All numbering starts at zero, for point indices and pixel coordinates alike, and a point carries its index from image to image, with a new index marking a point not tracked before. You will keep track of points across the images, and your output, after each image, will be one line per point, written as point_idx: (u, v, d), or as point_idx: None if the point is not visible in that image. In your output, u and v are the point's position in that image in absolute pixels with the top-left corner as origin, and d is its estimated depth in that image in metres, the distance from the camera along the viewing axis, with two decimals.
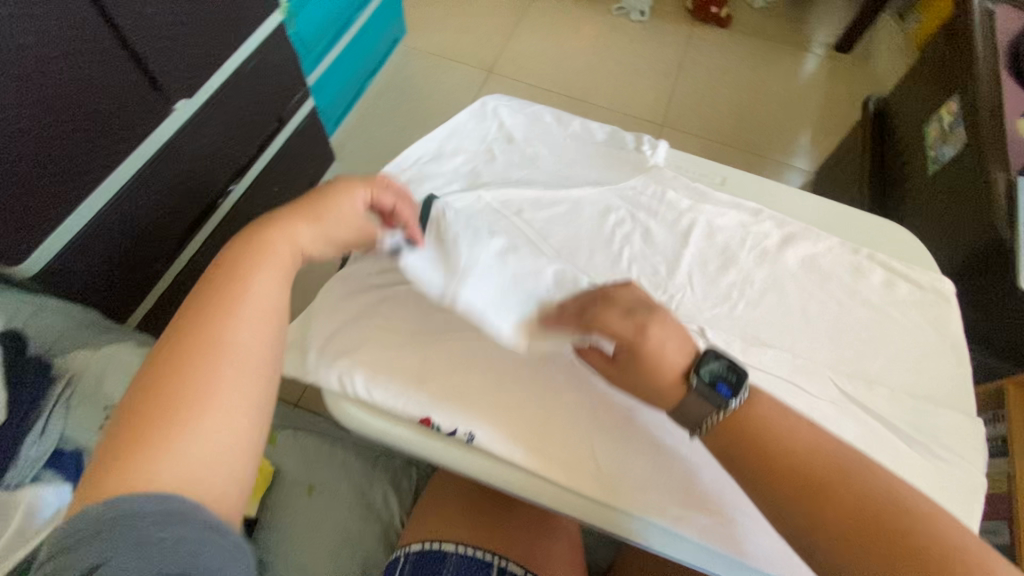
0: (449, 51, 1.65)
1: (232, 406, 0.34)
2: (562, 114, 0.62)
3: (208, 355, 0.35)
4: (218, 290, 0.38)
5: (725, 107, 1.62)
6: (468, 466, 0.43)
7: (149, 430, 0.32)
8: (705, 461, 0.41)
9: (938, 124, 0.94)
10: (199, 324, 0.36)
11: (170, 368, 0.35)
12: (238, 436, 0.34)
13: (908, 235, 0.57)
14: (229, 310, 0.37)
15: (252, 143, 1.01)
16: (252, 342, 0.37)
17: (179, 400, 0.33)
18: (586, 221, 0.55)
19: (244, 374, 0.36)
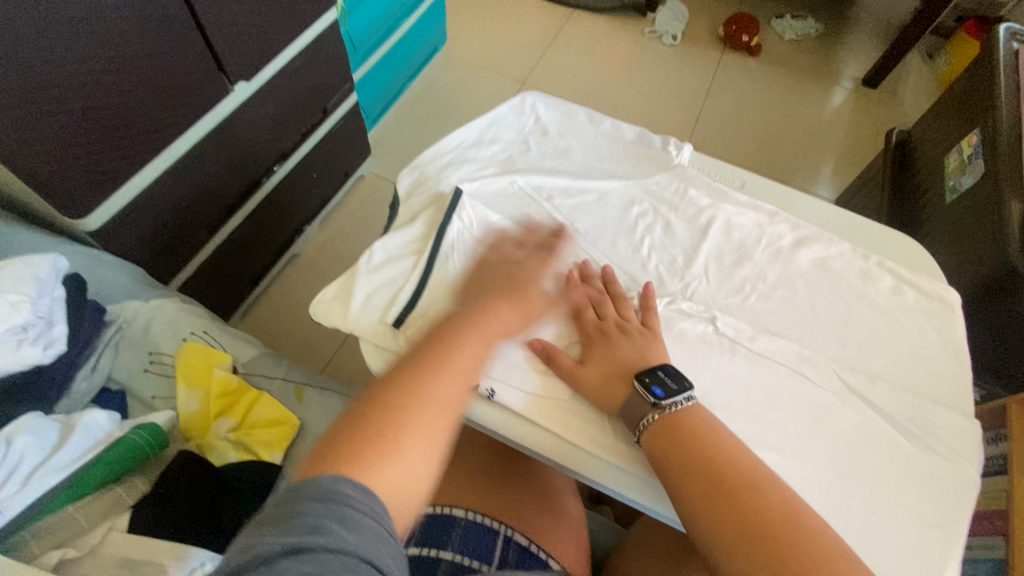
0: (487, 60, 1.73)
1: (425, 446, 0.37)
2: (595, 113, 0.67)
3: (419, 397, 0.38)
4: (434, 347, 0.42)
5: (750, 132, 1.66)
6: (486, 418, 0.48)
7: (366, 445, 0.35)
8: (656, 428, 0.44)
9: (958, 155, 0.97)
10: (418, 367, 0.40)
11: (393, 400, 0.38)
12: (421, 475, 0.36)
13: (918, 248, 0.60)
14: (443, 363, 0.41)
15: (298, 129, 1.08)
16: (452, 394, 0.40)
17: (394, 429, 0.36)
18: (610, 211, 0.59)
19: (442, 423, 0.38)
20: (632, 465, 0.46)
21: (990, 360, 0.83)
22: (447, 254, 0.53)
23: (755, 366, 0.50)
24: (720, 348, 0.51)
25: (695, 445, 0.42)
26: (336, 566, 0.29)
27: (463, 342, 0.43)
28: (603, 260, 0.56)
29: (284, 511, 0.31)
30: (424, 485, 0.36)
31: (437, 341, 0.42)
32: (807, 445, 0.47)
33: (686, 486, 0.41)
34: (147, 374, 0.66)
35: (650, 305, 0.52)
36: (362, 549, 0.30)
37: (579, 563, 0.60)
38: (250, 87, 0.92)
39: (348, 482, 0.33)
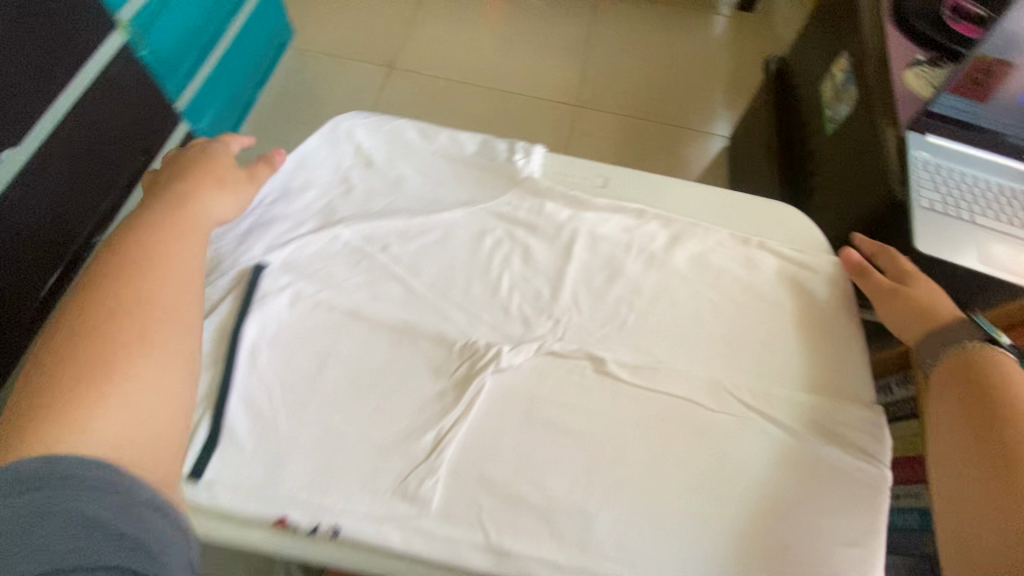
0: (345, 48, 1.55)
1: (160, 366, 0.34)
2: (427, 126, 0.56)
3: (114, 331, 0.34)
4: (116, 288, 0.36)
5: (637, 79, 1.59)
6: (337, 558, 0.38)
7: (77, 382, 0.31)
8: (973, 353, 0.43)
9: (832, 82, 0.94)
10: (123, 282, 0.36)
11: (98, 328, 0.33)
12: (165, 400, 0.34)
13: (798, 217, 0.55)
14: (147, 302, 0.36)
15: (118, 182, 0.90)
16: (172, 321, 0.36)
17: (98, 359, 0.32)
18: (459, 248, 0.50)
19: (168, 355, 0.35)
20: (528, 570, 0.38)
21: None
22: (254, 355, 0.43)
23: (643, 404, 0.44)
24: (602, 392, 0.44)
25: (971, 383, 0.42)
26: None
27: (158, 267, 0.38)
28: (455, 313, 0.46)
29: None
30: (176, 397, 0.34)
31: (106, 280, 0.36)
32: (713, 485, 0.42)
33: (966, 394, 0.41)
34: None
35: (515, 362, 0.44)
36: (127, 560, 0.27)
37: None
38: (40, 134, 0.76)
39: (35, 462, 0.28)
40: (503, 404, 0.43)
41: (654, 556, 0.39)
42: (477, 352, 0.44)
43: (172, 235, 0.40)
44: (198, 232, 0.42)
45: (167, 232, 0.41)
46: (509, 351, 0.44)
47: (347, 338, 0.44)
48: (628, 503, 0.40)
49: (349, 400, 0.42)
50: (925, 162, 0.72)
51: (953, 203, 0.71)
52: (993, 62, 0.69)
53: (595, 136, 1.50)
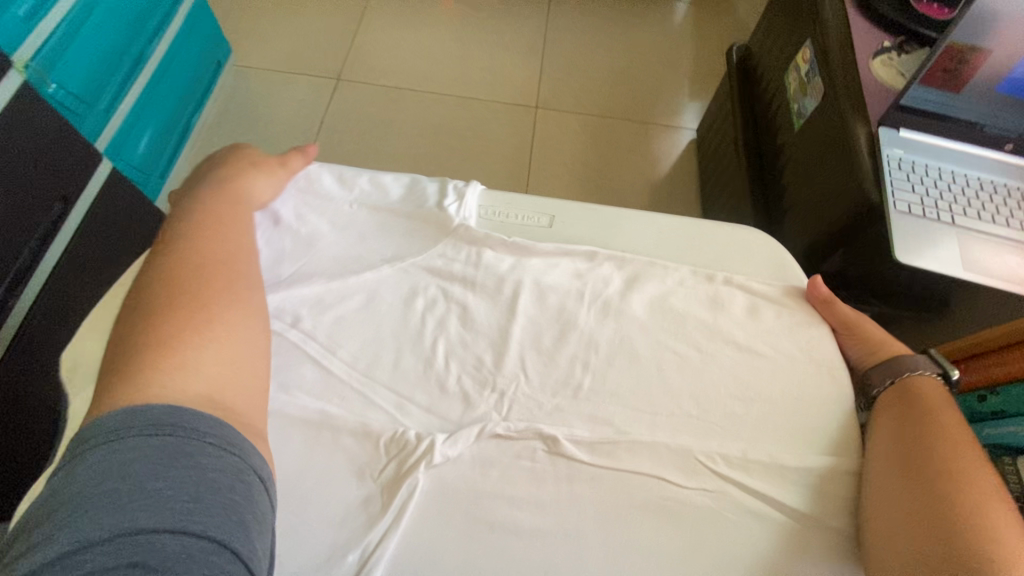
0: (288, 62, 1.46)
1: (241, 327, 0.36)
2: (345, 170, 0.49)
3: (201, 295, 0.36)
4: (190, 252, 0.37)
5: (598, 74, 1.53)
6: None
7: (173, 330, 0.33)
8: (918, 377, 0.41)
9: (796, 73, 0.89)
10: (200, 249, 0.38)
11: (187, 287, 0.35)
12: (247, 353, 0.36)
13: (767, 243, 0.49)
14: (226, 275, 0.38)
15: (30, 237, 0.74)
16: (233, 300, 0.37)
17: (191, 308, 0.35)
18: (383, 315, 0.43)
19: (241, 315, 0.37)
20: None
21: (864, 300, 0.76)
22: None
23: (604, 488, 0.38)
24: (556, 478, 0.38)
25: (906, 394, 0.40)
26: (181, 546, 0.26)
27: (235, 229, 0.41)
28: (382, 396, 0.40)
29: (109, 447, 0.27)
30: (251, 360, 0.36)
31: (195, 235, 0.39)
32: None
33: (902, 405, 0.40)
34: None
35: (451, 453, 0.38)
36: (218, 528, 0.27)
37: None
38: None
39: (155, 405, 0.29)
40: (439, 505, 0.37)
41: None
42: (406, 444, 0.38)
43: (227, 209, 0.41)
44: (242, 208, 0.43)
45: (225, 201, 0.42)
46: (444, 442, 0.38)
47: None
48: None
49: None
50: (899, 160, 0.68)
51: (930, 203, 0.66)
52: (966, 50, 0.62)
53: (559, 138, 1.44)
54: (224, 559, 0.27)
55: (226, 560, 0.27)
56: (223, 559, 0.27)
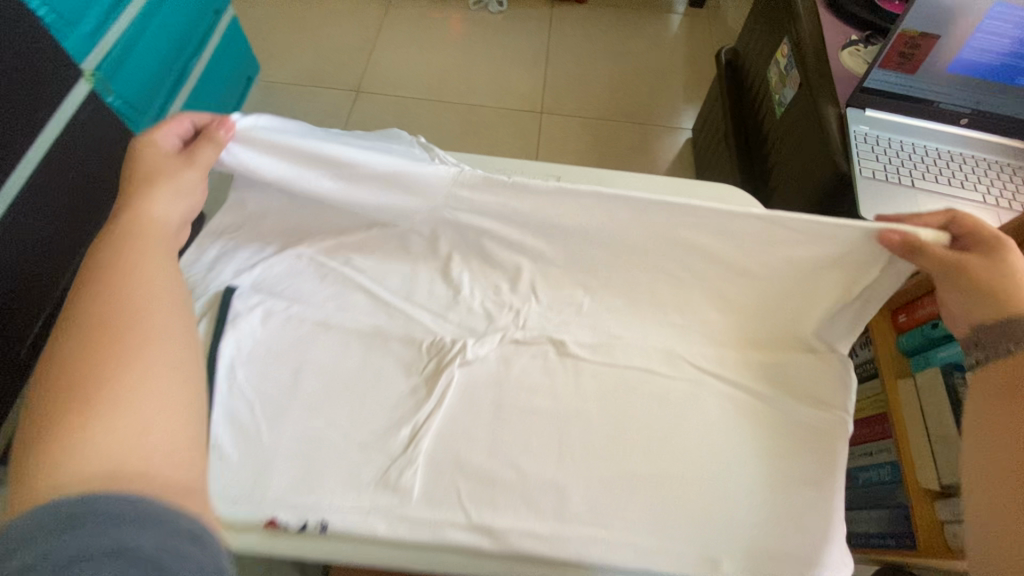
0: (311, 76, 1.58)
1: (165, 373, 0.30)
2: (303, 145, 0.46)
3: (111, 342, 0.29)
4: (92, 304, 0.31)
5: (598, 81, 1.64)
6: (327, 554, 0.40)
7: (89, 391, 0.27)
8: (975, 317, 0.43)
9: (776, 67, 0.98)
10: (100, 299, 0.31)
11: (92, 340, 0.29)
12: (180, 405, 0.30)
13: (741, 195, 0.58)
14: (143, 316, 0.31)
15: (87, 229, 0.91)
16: (156, 338, 0.31)
17: (102, 361, 0.28)
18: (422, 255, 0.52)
19: (172, 352, 0.31)
20: (514, 539, 0.40)
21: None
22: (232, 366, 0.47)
23: (602, 380, 0.50)
24: (566, 373, 0.49)
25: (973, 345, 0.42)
26: None
27: (146, 273, 0.34)
28: (425, 317, 0.51)
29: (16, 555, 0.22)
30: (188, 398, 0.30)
31: (95, 290, 0.32)
32: (675, 451, 0.45)
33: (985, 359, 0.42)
34: None
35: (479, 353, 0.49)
36: None
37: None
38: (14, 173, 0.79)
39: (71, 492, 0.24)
40: (471, 395, 0.47)
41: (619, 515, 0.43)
42: (443, 347, 0.49)
43: (137, 249, 0.35)
44: (160, 243, 0.37)
45: (133, 249, 0.35)
46: (473, 343, 0.50)
47: (326, 346, 0.49)
48: (589, 470, 0.45)
49: (332, 404, 0.46)
50: (863, 135, 0.77)
51: (892, 169, 0.74)
52: (919, 36, 0.71)
53: (562, 140, 1.54)
54: None
55: None
56: None
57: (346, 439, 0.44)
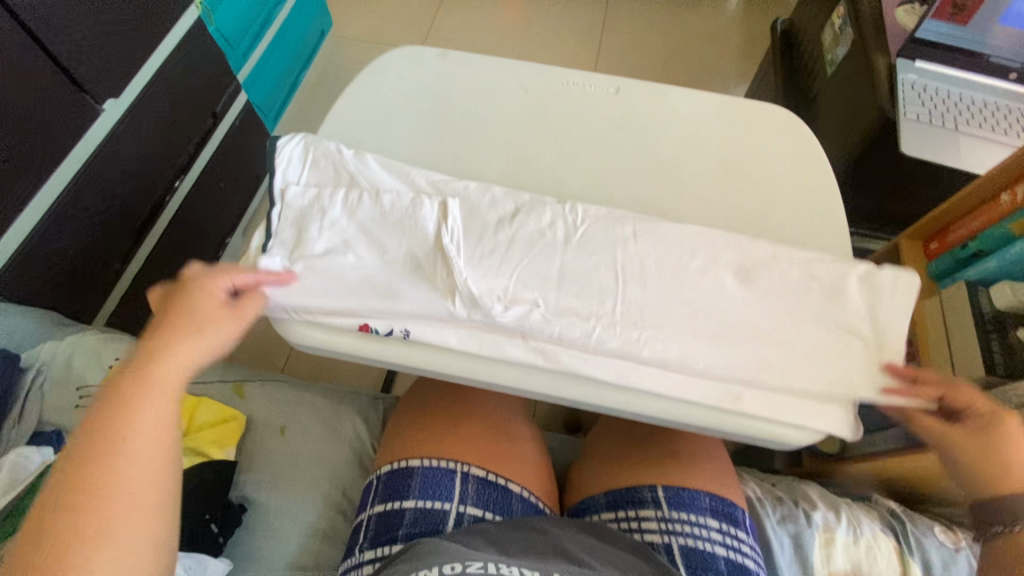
0: (378, 34, 1.68)
1: (128, 537, 0.37)
2: (338, 285, 0.49)
3: (94, 508, 0.36)
4: (85, 467, 0.38)
5: (651, 53, 1.68)
6: (405, 359, 0.49)
7: (66, 556, 0.35)
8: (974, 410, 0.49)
9: (831, 28, 0.99)
10: (90, 465, 0.38)
11: (79, 503, 0.36)
12: (136, 558, 0.37)
13: (786, 114, 0.63)
14: (115, 482, 0.38)
15: (190, 140, 1.02)
16: (130, 499, 0.38)
17: (79, 525, 0.36)
18: (493, 242, 0.51)
19: (142, 504, 0.38)
20: (569, 362, 0.48)
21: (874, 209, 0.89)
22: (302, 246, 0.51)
23: (657, 259, 0.52)
24: (623, 243, 0.52)
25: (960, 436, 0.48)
26: None
27: (136, 423, 0.40)
28: (491, 245, 0.51)
29: None
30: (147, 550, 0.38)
31: (91, 439, 0.39)
32: (711, 314, 0.50)
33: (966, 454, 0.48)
34: (77, 409, 0.66)
35: (532, 262, 0.51)
36: None
37: (543, 491, 0.66)
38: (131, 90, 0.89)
39: None
40: (534, 252, 0.51)
41: (661, 353, 0.48)
42: (507, 245, 0.52)
43: (126, 401, 0.41)
44: (162, 389, 0.42)
45: (126, 401, 0.41)
46: (529, 255, 0.51)
47: (389, 262, 0.51)
48: (635, 317, 0.49)
49: (411, 241, 0.51)
50: (911, 83, 0.81)
51: (937, 115, 0.79)
52: None
53: None
54: None
55: None
56: None
57: (425, 268, 0.50)
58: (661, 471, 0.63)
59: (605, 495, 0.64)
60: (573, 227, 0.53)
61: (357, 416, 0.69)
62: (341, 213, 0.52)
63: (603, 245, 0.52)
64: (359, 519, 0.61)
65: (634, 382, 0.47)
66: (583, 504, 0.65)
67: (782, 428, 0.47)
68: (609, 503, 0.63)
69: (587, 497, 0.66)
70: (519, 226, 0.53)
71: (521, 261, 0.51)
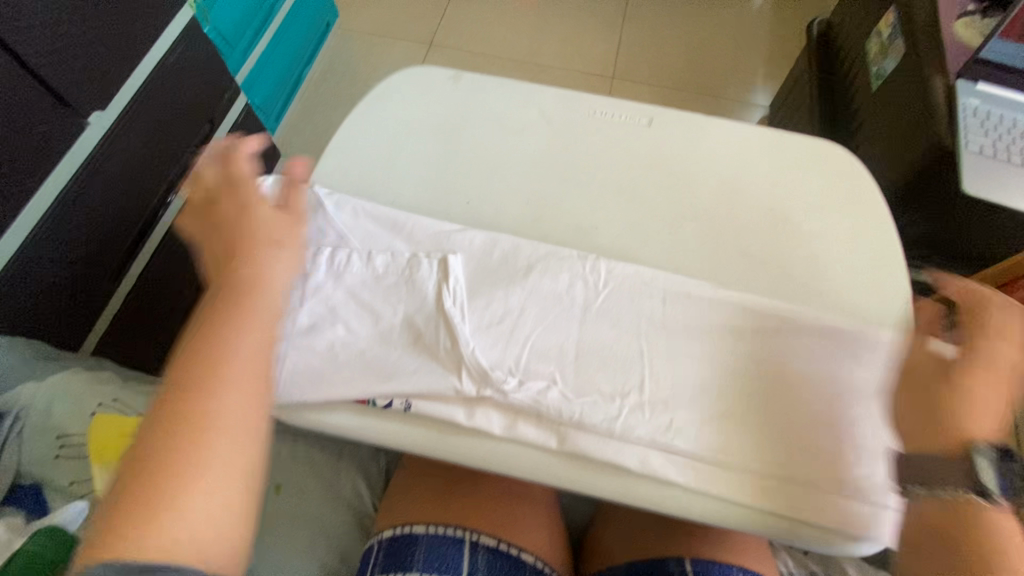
0: (386, 26, 1.59)
1: (225, 466, 0.34)
2: (327, 372, 0.44)
3: (191, 432, 0.34)
4: (183, 382, 0.36)
5: (674, 51, 1.59)
6: (407, 437, 0.44)
7: (162, 476, 0.33)
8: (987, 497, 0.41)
9: (876, 38, 0.89)
10: (191, 381, 0.36)
11: (168, 431, 0.34)
12: (230, 490, 0.34)
13: (839, 152, 0.56)
14: (214, 410, 0.35)
15: (184, 150, 0.96)
16: (228, 424, 0.35)
17: (173, 451, 0.33)
18: (501, 307, 0.47)
19: (239, 425, 0.36)
20: (594, 451, 0.43)
21: (921, 239, 0.82)
22: (287, 316, 0.46)
23: (689, 341, 0.46)
24: (654, 298, 0.48)
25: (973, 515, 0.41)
26: None
27: (230, 344, 0.38)
28: (499, 312, 0.46)
29: None
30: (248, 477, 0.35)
31: (190, 361, 0.37)
32: (758, 405, 0.44)
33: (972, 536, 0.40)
34: (59, 461, 0.61)
35: (539, 331, 0.46)
36: None
37: (556, 559, 0.61)
38: (119, 100, 0.83)
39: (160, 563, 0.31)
40: (550, 312, 0.47)
41: (696, 427, 0.43)
42: (515, 315, 0.46)
43: (221, 317, 0.39)
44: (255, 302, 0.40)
45: (222, 319, 0.39)
46: (541, 329, 0.46)
47: (382, 333, 0.46)
48: (665, 393, 0.44)
49: (410, 302, 0.46)
50: (974, 109, 0.74)
51: (1002, 146, 0.72)
52: None
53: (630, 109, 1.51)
54: None
55: None
56: None
57: (427, 337, 0.45)
58: (687, 540, 0.58)
59: (629, 566, 0.58)
60: (595, 289, 0.48)
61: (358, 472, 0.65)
62: (332, 278, 0.47)
63: (620, 310, 0.47)
64: None
65: (661, 467, 0.42)
66: (605, 574, 0.60)
67: (839, 540, 0.41)
68: None
69: (608, 567, 0.61)
70: (527, 284, 0.48)
71: (531, 326, 0.46)
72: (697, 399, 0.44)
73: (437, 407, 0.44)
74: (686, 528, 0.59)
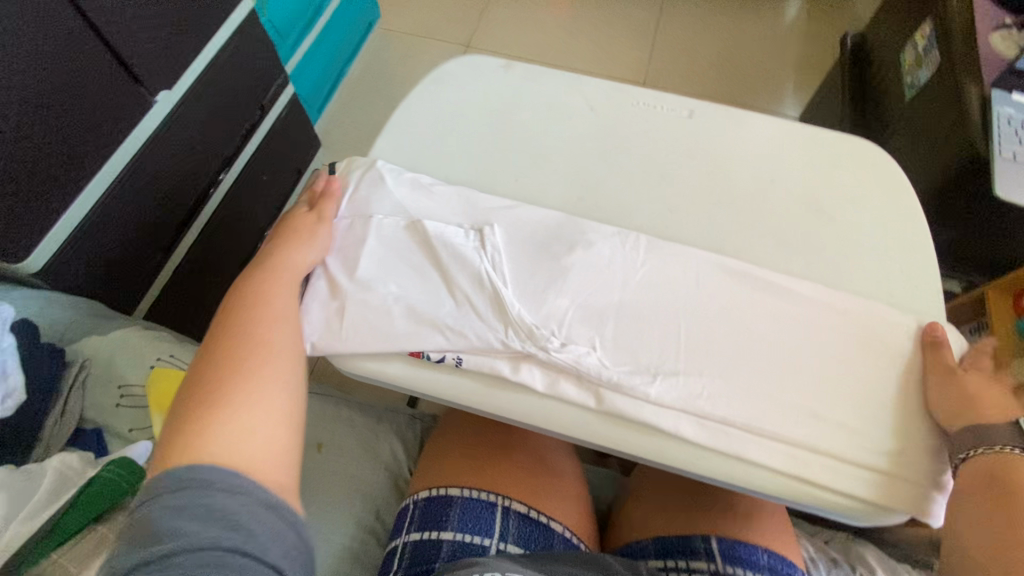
0: (426, 26, 1.65)
1: (263, 393, 0.43)
2: (381, 325, 0.47)
3: (236, 373, 0.43)
4: (232, 336, 0.45)
5: (706, 60, 1.61)
6: (458, 390, 0.46)
7: (210, 405, 0.41)
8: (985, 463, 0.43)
9: (911, 49, 0.91)
10: (235, 334, 0.45)
11: (214, 375, 0.43)
12: (271, 415, 0.42)
13: (874, 149, 0.58)
14: (252, 353, 0.44)
15: (237, 133, 1.01)
16: (265, 364, 0.44)
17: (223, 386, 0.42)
18: (546, 275, 0.50)
19: (274, 361, 0.44)
20: (635, 413, 0.45)
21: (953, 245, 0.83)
22: (347, 273, 0.50)
23: (723, 315, 0.48)
24: (690, 276, 0.50)
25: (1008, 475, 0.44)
26: (199, 558, 0.34)
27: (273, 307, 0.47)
28: (543, 280, 0.49)
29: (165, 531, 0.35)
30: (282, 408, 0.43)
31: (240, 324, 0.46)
32: (789, 378, 0.46)
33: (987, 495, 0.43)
34: (121, 408, 0.66)
35: (581, 299, 0.49)
36: (228, 540, 0.35)
37: (583, 530, 0.63)
38: (184, 82, 0.88)
39: (214, 474, 0.38)
40: (591, 282, 0.50)
41: (728, 395, 0.45)
42: (559, 283, 0.49)
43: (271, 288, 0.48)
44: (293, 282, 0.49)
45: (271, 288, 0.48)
46: (584, 297, 0.49)
47: (433, 290, 0.49)
48: (698, 361, 0.47)
49: (462, 266, 0.49)
50: (1010, 118, 0.74)
51: None
52: None
53: None
54: (240, 557, 0.35)
55: (241, 558, 0.35)
56: (240, 557, 0.35)
57: (475, 297, 0.48)
58: (713, 516, 0.60)
59: (655, 542, 0.60)
60: (634, 262, 0.51)
61: (395, 436, 0.69)
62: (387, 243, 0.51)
63: (657, 282, 0.50)
64: (393, 544, 0.58)
65: (693, 429, 0.44)
66: (631, 547, 0.62)
67: (875, 510, 0.42)
68: (657, 551, 0.59)
69: (636, 541, 0.62)
70: (571, 256, 0.51)
71: (573, 294, 0.49)
72: (728, 368, 0.47)
73: (485, 361, 0.46)
74: (712, 505, 0.61)
